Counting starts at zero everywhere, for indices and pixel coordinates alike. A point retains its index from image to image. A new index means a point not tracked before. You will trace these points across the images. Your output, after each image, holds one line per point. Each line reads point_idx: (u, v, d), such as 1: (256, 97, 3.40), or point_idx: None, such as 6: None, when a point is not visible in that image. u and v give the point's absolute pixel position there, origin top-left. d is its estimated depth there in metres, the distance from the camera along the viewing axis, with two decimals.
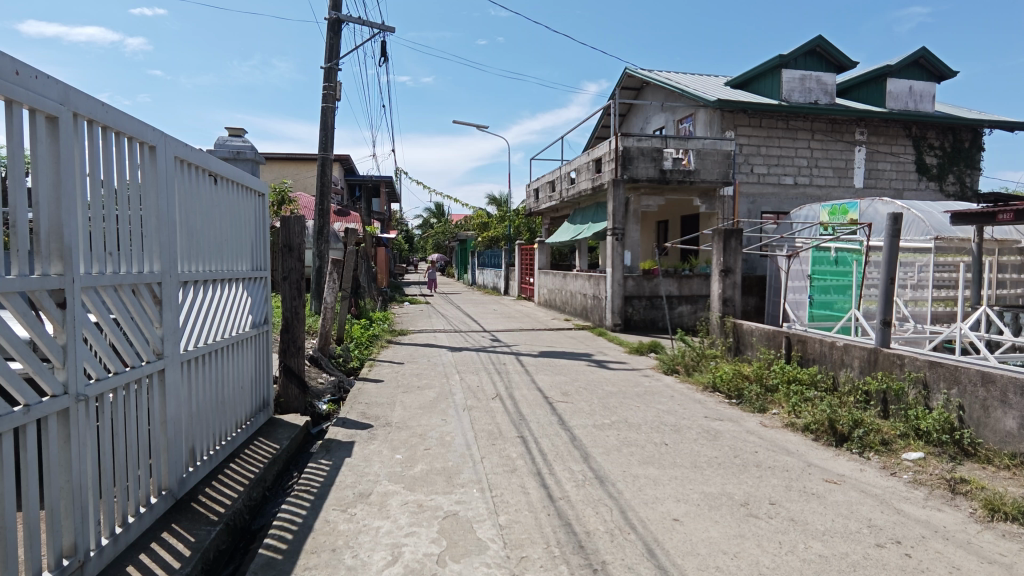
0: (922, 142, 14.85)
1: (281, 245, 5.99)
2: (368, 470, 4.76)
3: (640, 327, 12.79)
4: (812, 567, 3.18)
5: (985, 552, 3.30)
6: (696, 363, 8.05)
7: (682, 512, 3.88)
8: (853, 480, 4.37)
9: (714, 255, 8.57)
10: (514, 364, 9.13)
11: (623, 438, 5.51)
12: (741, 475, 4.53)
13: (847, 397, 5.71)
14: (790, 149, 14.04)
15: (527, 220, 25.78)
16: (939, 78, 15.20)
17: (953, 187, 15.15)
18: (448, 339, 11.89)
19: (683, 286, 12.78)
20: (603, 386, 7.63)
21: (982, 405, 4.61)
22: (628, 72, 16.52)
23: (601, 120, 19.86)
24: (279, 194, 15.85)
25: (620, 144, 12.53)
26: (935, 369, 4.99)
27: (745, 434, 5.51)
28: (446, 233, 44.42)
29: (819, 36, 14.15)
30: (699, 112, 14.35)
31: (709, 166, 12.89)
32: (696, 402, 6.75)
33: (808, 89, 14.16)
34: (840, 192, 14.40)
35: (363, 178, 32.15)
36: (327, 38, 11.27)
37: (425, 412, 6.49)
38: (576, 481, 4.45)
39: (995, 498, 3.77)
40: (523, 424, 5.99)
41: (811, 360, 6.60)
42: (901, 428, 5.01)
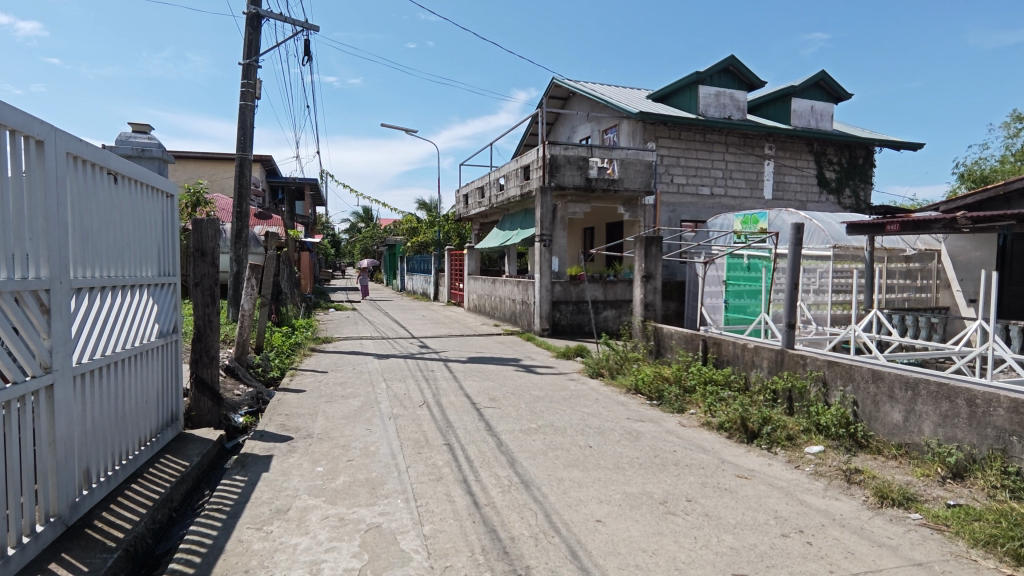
0: (822, 157, 16.07)
1: (192, 249, 5.64)
2: (286, 485, 4.55)
3: (567, 331, 13.03)
4: (724, 559, 3.34)
5: (876, 536, 3.58)
6: (619, 366, 8.31)
7: (605, 513, 3.97)
8: (762, 474, 4.63)
9: (637, 261, 8.81)
10: (442, 370, 9.06)
11: (549, 441, 5.58)
12: (661, 474, 4.69)
13: (757, 395, 6.06)
14: (707, 161, 14.78)
15: (456, 225, 25.73)
16: (837, 100, 16.53)
17: (849, 200, 16.49)
18: (375, 346, 11.63)
19: (608, 290, 13.13)
20: (530, 391, 7.70)
21: (873, 400, 5.01)
22: (555, 81, 16.86)
23: (529, 128, 20.12)
24: (193, 195, 14.93)
25: (547, 151, 12.77)
26: (833, 368, 5.40)
27: (665, 434, 5.73)
28: (373, 237, 43.51)
29: (731, 55, 15.00)
30: (623, 123, 14.87)
31: (632, 175, 13.32)
32: (619, 404, 6.95)
33: (723, 105, 14.97)
34: (752, 203, 15.33)
35: (286, 180, 30.91)
36: (246, 33, 10.77)
37: (349, 422, 6.31)
38: (501, 487, 4.45)
39: (885, 486, 4.10)
40: (450, 431, 5.94)
41: (724, 361, 6.95)
42: (804, 423, 5.36)
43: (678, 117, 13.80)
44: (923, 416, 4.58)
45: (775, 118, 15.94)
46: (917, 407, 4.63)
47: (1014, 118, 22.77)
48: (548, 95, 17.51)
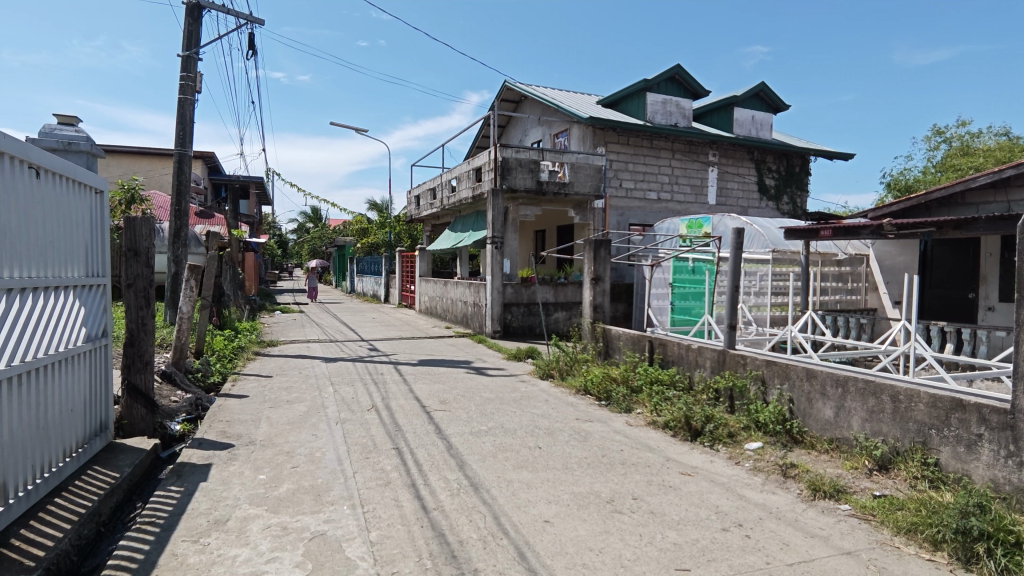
0: (762, 165, 16.76)
1: (124, 249, 5.35)
2: (225, 495, 4.37)
3: (519, 333, 13.10)
4: (668, 555, 3.42)
5: (809, 527, 3.75)
6: (569, 367, 8.41)
7: (553, 513, 4.00)
8: (704, 471, 4.78)
9: (586, 263, 8.91)
10: (392, 373, 8.92)
11: (499, 443, 5.58)
12: (609, 473, 4.77)
13: (701, 395, 6.25)
14: (654, 166, 15.16)
15: (407, 227, 25.44)
16: (776, 110, 17.27)
17: (787, 207, 17.27)
18: (323, 349, 11.35)
19: (558, 293, 13.27)
20: (481, 393, 7.69)
21: (808, 397, 5.24)
22: (507, 84, 16.92)
23: (482, 130, 20.11)
24: (128, 191, 14.17)
25: (499, 154, 12.80)
26: (771, 367, 5.63)
27: (612, 434, 5.83)
28: (322, 238, 42.48)
29: (678, 64, 15.43)
30: (574, 127, 15.08)
31: (582, 179, 13.62)
32: (568, 405, 7.03)
33: (669, 112, 15.37)
34: (696, 208, 15.83)
35: (229, 178, 29.77)
36: (185, 24, 10.32)
37: (294, 428, 6.12)
38: (450, 490, 4.42)
39: (818, 479, 4.31)
40: (399, 434, 5.86)
41: (670, 361, 7.13)
42: (744, 421, 5.56)
43: (627, 123, 14.09)
44: (852, 412, 4.83)
45: (719, 126, 16.51)
46: (846, 403, 4.88)
47: (934, 132, 24.38)
48: (500, 97, 17.55)
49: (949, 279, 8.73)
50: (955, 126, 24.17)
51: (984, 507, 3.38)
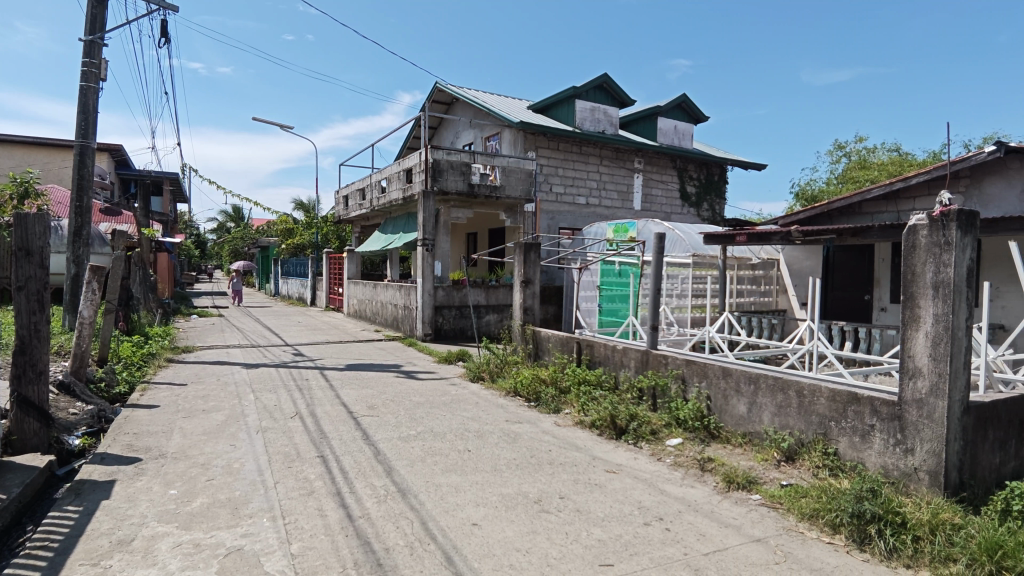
0: (684, 173, 17.53)
1: (14, 249, 4.90)
2: (131, 512, 4.07)
3: (450, 336, 13.02)
4: (593, 551, 3.50)
5: (723, 517, 3.96)
6: (499, 369, 8.46)
7: (481, 515, 4.01)
8: (628, 468, 4.93)
9: (516, 266, 8.96)
10: (317, 379, 8.63)
11: (428, 447, 5.53)
12: (537, 473, 4.83)
13: (626, 394, 6.45)
14: (583, 172, 15.51)
15: (335, 227, 24.72)
16: (696, 121, 18.09)
17: (706, 213, 18.17)
18: (243, 355, 10.83)
19: (490, 295, 13.33)
20: (410, 397, 7.58)
21: (723, 395, 5.51)
22: (438, 86, 16.80)
23: (413, 130, 19.85)
24: (21, 185, 12.94)
25: (430, 156, 12.70)
26: (690, 366, 5.88)
27: (541, 434, 5.91)
28: (244, 237, 40.54)
29: (605, 73, 15.85)
30: (505, 131, 15.19)
31: (513, 183, 13.79)
32: (498, 407, 7.06)
33: (597, 119, 15.77)
34: (623, 213, 16.33)
35: (139, 173, 27.83)
36: (88, 6, 9.57)
37: (210, 439, 5.80)
38: (376, 497, 4.33)
39: (732, 471, 4.55)
40: (324, 442, 5.67)
41: (596, 362, 7.30)
42: (665, 418, 5.79)
43: (557, 129, 14.34)
44: (763, 407, 5.13)
45: (644, 135, 17.09)
46: (758, 399, 5.18)
47: (836, 146, 26.33)
48: (431, 99, 17.39)
49: (849, 282, 9.44)
50: (855, 142, 26.22)
51: (876, 491, 3.68)
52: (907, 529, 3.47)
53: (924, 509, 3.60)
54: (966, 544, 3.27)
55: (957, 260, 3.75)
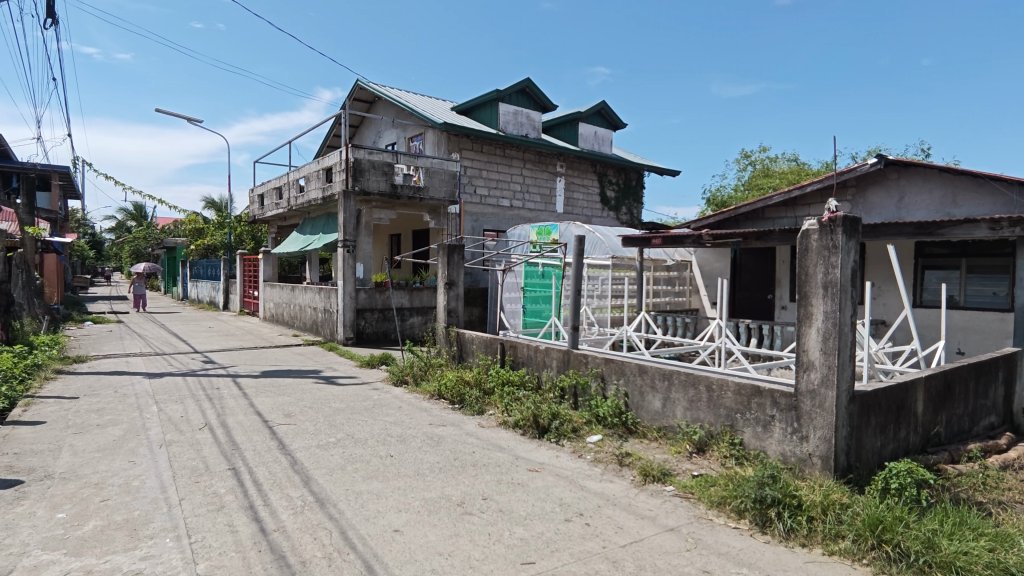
0: (604, 177, 18.08)
1: None
2: (8, 541, 3.68)
3: (372, 340, 12.72)
4: (515, 551, 3.54)
5: (639, 509, 4.11)
6: (423, 372, 8.37)
7: (403, 521, 3.95)
8: (550, 466, 5.02)
9: (440, 268, 8.88)
10: (229, 388, 8.16)
11: (348, 455, 5.37)
12: (460, 475, 4.82)
13: (548, 393, 6.57)
14: (506, 174, 15.63)
15: (249, 227, 23.50)
16: (614, 127, 18.69)
17: (625, 217, 18.84)
18: (145, 363, 10.07)
19: (413, 297, 13.16)
20: (330, 403, 7.33)
21: (640, 391, 5.73)
22: (358, 83, 16.37)
23: (333, 129, 19.25)
24: None
25: (350, 155, 12.38)
26: (609, 365, 6.06)
27: (464, 436, 5.90)
28: (147, 237, 37.74)
29: (527, 78, 16.04)
30: (428, 132, 15.05)
31: (436, 184, 13.71)
32: (421, 410, 6.98)
33: (520, 123, 15.93)
34: (545, 216, 16.61)
35: (23, 166, 25.26)
36: None
37: (105, 456, 5.34)
38: (293, 509, 4.14)
39: (648, 465, 4.73)
40: (236, 454, 5.37)
41: (519, 363, 7.38)
42: (586, 416, 5.95)
43: (480, 131, 14.36)
44: (676, 402, 5.38)
45: (565, 139, 17.47)
46: (672, 395, 5.42)
47: (742, 155, 28.08)
48: (352, 96, 16.92)
49: (754, 283, 10.08)
50: (758, 151, 28.09)
51: (776, 477, 3.95)
52: (803, 511, 3.75)
53: (817, 491, 3.90)
54: (852, 521, 3.57)
55: (843, 262, 4.10)
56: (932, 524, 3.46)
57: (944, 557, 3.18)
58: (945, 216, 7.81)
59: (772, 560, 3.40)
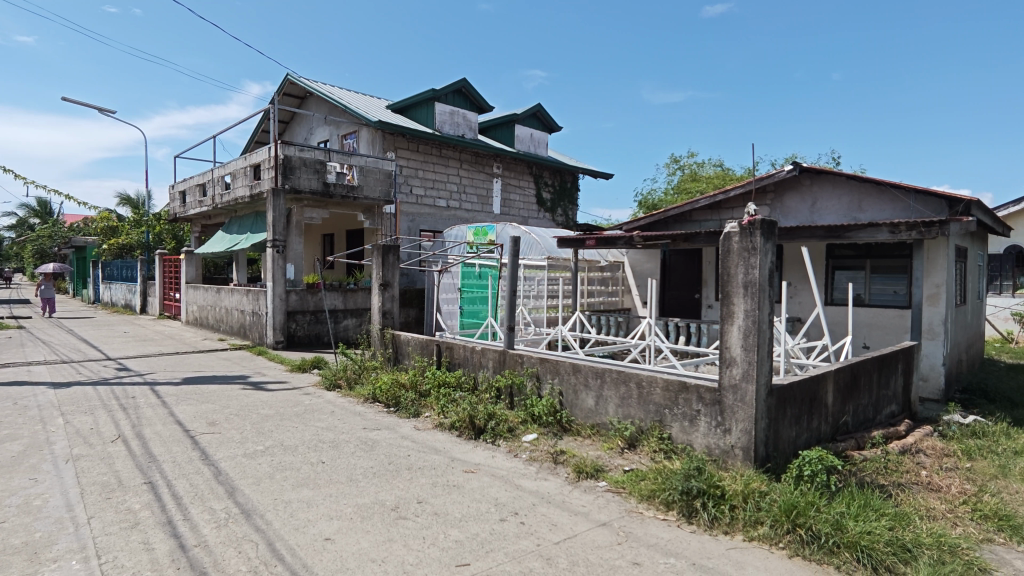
0: (539, 179, 18.30)
1: None
2: None
3: (304, 343, 12.30)
4: (449, 553, 3.52)
5: (572, 506, 4.19)
6: (357, 375, 8.18)
7: (335, 529, 3.84)
8: (486, 466, 5.03)
9: (374, 268, 8.70)
10: (146, 396, 7.67)
11: (276, 462, 5.17)
12: (394, 480, 4.74)
13: (484, 394, 6.58)
14: (442, 174, 15.52)
15: (170, 225, 22.15)
16: (550, 130, 18.93)
17: (560, 218, 19.15)
18: (50, 373, 9.29)
19: (347, 299, 12.85)
20: (258, 410, 7.03)
21: (574, 389, 5.84)
22: (288, 78, 15.80)
23: (262, 124, 18.48)
24: None
25: (280, 151, 11.93)
26: (544, 364, 6.14)
27: (399, 440, 5.81)
28: (52, 236, 34.78)
29: (463, 78, 15.98)
30: (362, 130, 14.73)
31: (371, 183, 13.45)
32: (356, 414, 6.83)
33: (456, 123, 15.86)
34: (482, 217, 16.63)
35: None
36: None
37: (1, 474, 4.89)
38: (215, 523, 3.94)
39: (581, 462, 4.83)
40: (153, 466, 5.06)
41: (456, 364, 7.34)
42: (522, 416, 6.00)
43: (416, 131, 14.20)
44: (609, 400, 5.51)
45: (502, 141, 17.55)
46: (604, 392, 5.55)
47: (671, 160, 29.18)
48: (281, 91, 16.31)
49: (682, 283, 10.47)
50: (687, 156, 29.27)
51: (701, 469, 4.13)
52: (725, 500, 3.93)
53: (738, 481, 4.11)
54: (770, 508, 3.78)
55: (761, 263, 4.34)
56: (840, 507, 3.71)
57: (851, 538, 3.42)
58: (852, 220, 8.42)
59: (697, 548, 3.55)
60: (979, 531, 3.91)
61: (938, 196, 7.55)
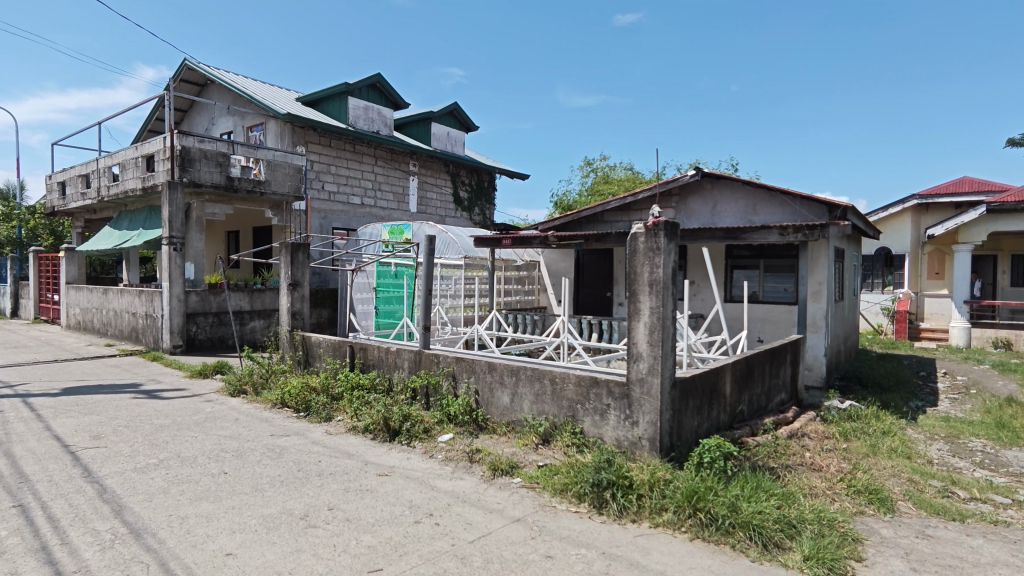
0: (456, 178, 18.24)
1: None
2: None
3: (205, 347, 11.53)
4: (361, 559, 3.43)
5: (487, 504, 4.22)
6: (264, 380, 7.78)
7: (237, 543, 3.63)
8: (400, 469, 4.95)
9: (283, 268, 8.32)
10: (17, 410, 6.89)
11: (172, 476, 4.82)
12: (304, 487, 4.56)
13: (399, 395, 6.47)
14: (356, 171, 15.09)
15: (47, 220, 19.98)
16: (466, 129, 18.90)
17: (477, 218, 19.21)
18: None
19: (254, 300, 12.22)
20: (151, 420, 6.52)
21: (490, 388, 5.87)
22: (187, 64, 14.77)
23: (156, 112, 17.15)
24: None
25: (176, 141, 11.10)
26: (459, 364, 6.14)
27: (309, 446, 5.59)
28: None
29: (378, 73, 15.61)
30: (270, 122, 14.03)
31: (279, 178, 12.84)
32: (262, 421, 6.50)
33: (370, 119, 15.48)
34: (398, 215, 16.33)
35: None
36: None
37: None
38: (98, 545, 3.61)
39: (496, 459, 4.87)
40: (25, 487, 4.55)
41: (370, 365, 7.17)
42: (437, 416, 5.97)
43: (327, 125, 13.71)
44: (523, 397, 5.59)
45: (417, 139, 17.32)
46: (519, 389, 5.63)
47: (585, 163, 30.07)
48: (178, 77, 15.20)
49: (595, 282, 10.80)
50: (599, 159, 30.29)
51: (611, 461, 4.29)
52: (633, 489, 4.10)
53: (645, 471, 4.30)
54: (673, 494, 3.98)
55: (665, 262, 4.56)
56: (735, 490, 3.98)
57: (744, 518, 3.68)
58: (747, 222, 9.04)
59: (607, 538, 3.68)
60: (853, 505, 4.34)
61: (820, 202, 8.26)
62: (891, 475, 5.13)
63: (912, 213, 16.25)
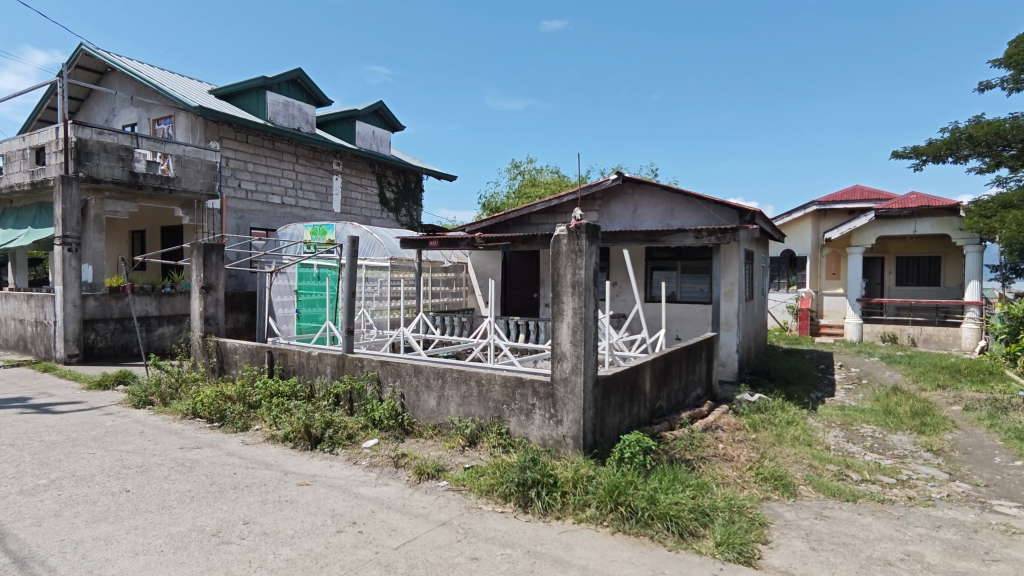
0: (381, 178, 17.89)
1: None
2: None
3: (106, 355, 10.70)
4: (279, 574, 3.30)
5: (413, 509, 4.16)
6: (173, 390, 7.31)
7: (139, 566, 3.39)
8: (322, 478, 4.78)
9: (194, 270, 7.84)
10: None
11: (66, 497, 4.43)
12: (216, 502, 4.32)
13: (321, 401, 6.27)
14: (275, 168, 14.48)
15: None
16: (392, 128, 18.58)
17: (404, 219, 18.94)
18: None
19: (162, 304, 11.46)
20: (41, 437, 5.96)
21: (416, 391, 5.80)
22: (83, 49, 13.62)
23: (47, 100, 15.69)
24: None
25: (71, 133, 10.20)
26: (385, 367, 6.02)
27: (223, 457, 5.30)
28: None
29: (298, 68, 15.05)
30: (179, 115, 13.19)
31: (190, 175, 12.11)
32: (171, 433, 6.10)
33: (290, 115, 14.88)
34: (320, 215, 15.81)
35: None
36: None
37: None
38: None
39: (422, 463, 4.83)
40: None
41: (290, 371, 6.89)
42: (362, 421, 5.83)
43: (244, 121, 13.07)
44: (450, 399, 5.57)
45: (341, 137, 16.83)
46: (445, 392, 5.59)
47: (512, 164, 30.28)
48: (73, 63, 13.99)
49: (522, 283, 10.91)
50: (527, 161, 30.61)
51: (536, 460, 4.36)
52: (557, 487, 4.19)
53: (569, 468, 4.40)
54: (595, 490, 4.10)
55: (586, 264, 4.68)
56: (654, 483, 4.14)
57: (662, 510, 3.85)
58: (666, 225, 9.44)
59: (532, 536, 3.73)
60: (760, 491, 4.63)
61: (731, 207, 8.75)
62: (794, 461, 5.51)
63: (813, 218, 17.55)
